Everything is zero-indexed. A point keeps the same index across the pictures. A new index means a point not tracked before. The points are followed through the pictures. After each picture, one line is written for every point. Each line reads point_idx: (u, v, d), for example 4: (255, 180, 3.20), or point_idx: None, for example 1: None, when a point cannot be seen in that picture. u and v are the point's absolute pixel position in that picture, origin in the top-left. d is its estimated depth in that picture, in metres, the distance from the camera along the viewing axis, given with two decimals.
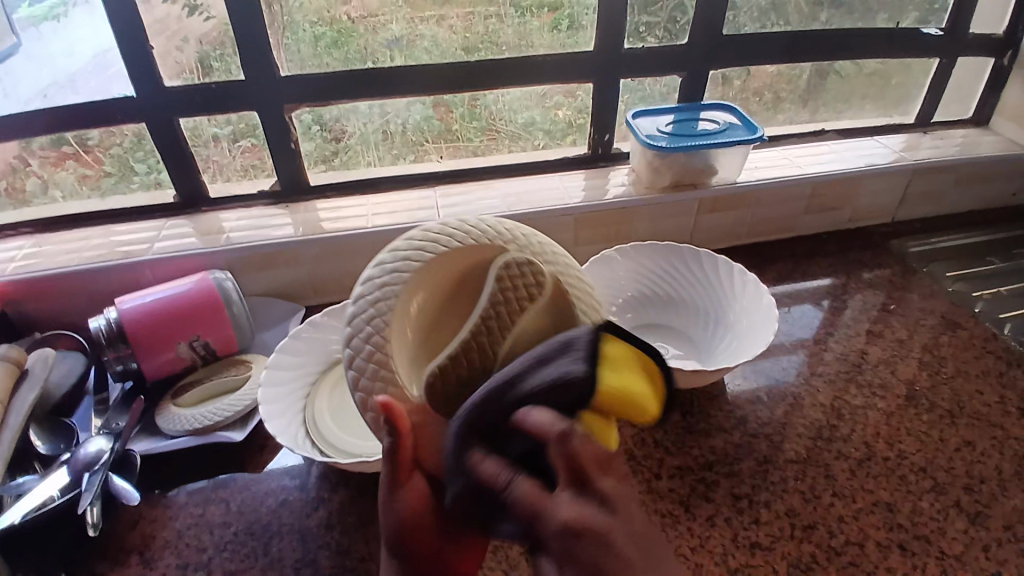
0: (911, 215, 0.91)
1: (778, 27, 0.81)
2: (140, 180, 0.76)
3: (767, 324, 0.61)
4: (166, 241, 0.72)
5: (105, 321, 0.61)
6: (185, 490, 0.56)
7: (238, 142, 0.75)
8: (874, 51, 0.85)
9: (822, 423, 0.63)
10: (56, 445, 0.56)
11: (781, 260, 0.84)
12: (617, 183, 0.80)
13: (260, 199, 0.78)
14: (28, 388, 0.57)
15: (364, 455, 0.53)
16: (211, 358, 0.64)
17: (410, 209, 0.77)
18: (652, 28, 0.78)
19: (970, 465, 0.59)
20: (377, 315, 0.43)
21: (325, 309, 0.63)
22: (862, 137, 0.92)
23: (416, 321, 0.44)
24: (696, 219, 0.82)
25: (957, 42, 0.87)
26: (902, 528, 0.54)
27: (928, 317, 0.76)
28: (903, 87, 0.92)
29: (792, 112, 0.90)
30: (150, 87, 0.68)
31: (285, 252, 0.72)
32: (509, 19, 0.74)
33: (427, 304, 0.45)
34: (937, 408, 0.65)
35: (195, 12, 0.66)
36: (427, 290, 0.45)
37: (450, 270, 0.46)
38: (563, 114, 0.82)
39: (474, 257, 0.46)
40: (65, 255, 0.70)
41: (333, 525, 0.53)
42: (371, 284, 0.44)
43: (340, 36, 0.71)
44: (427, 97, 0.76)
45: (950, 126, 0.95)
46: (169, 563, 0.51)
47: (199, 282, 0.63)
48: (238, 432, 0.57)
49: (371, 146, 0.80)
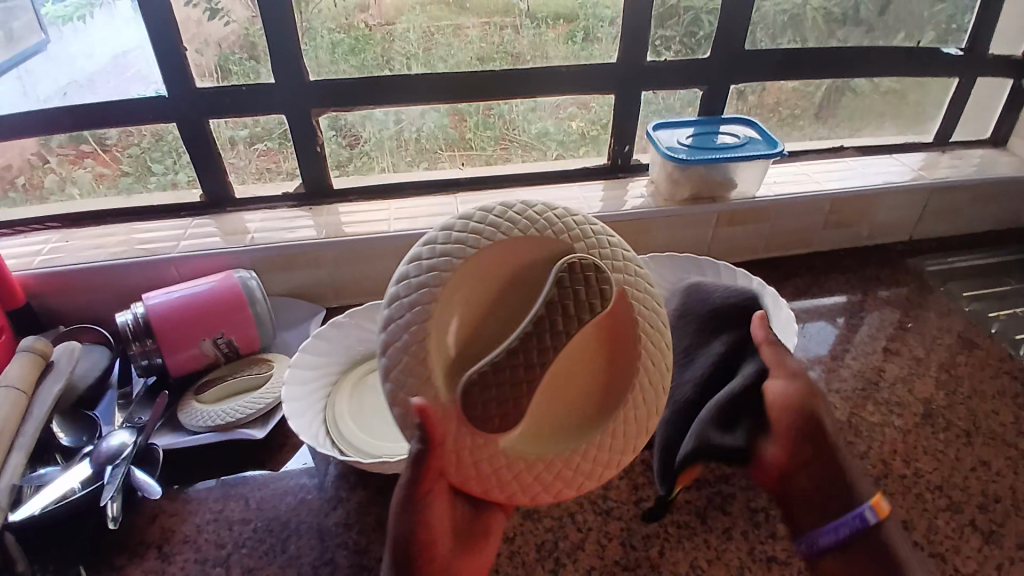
0: (927, 233, 0.92)
1: (794, 44, 0.82)
2: (157, 180, 0.77)
3: (789, 337, 0.62)
4: (190, 240, 0.73)
5: (132, 316, 0.62)
6: (204, 485, 0.57)
7: (256, 145, 0.76)
8: (892, 70, 0.86)
9: (838, 438, 0.63)
10: (79, 437, 0.57)
11: (797, 275, 0.85)
12: (636, 194, 0.81)
13: (281, 201, 0.79)
14: (53, 380, 0.58)
15: (384, 456, 0.54)
16: (233, 355, 0.64)
17: (427, 215, 0.77)
18: (668, 43, 0.79)
19: (985, 484, 0.59)
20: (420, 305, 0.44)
21: (348, 311, 0.64)
22: (879, 155, 0.92)
23: (461, 311, 0.45)
24: (714, 231, 0.82)
25: (975, 62, 0.87)
26: (918, 545, 0.54)
27: (944, 335, 0.76)
28: (920, 106, 0.92)
29: (810, 128, 0.91)
30: (176, 88, 0.69)
31: (307, 253, 0.73)
32: (525, 30, 0.75)
33: (472, 293, 0.46)
34: (953, 426, 0.65)
35: (216, 16, 0.68)
36: (477, 281, 0.46)
37: (503, 265, 0.46)
38: (577, 125, 0.83)
39: (532, 250, 0.47)
40: (90, 251, 0.72)
41: (351, 525, 0.54)
42: (417, 266, 0.45)
43: (358, 43, 0.72)
44: (443, 105, 0.77)
45: (966, 146, 0.95)
46: (188, 557, 0.52)
47: (224, 280, 0.64)
48: (259, 429, 0.58)
49: (386, 152, 0.81)
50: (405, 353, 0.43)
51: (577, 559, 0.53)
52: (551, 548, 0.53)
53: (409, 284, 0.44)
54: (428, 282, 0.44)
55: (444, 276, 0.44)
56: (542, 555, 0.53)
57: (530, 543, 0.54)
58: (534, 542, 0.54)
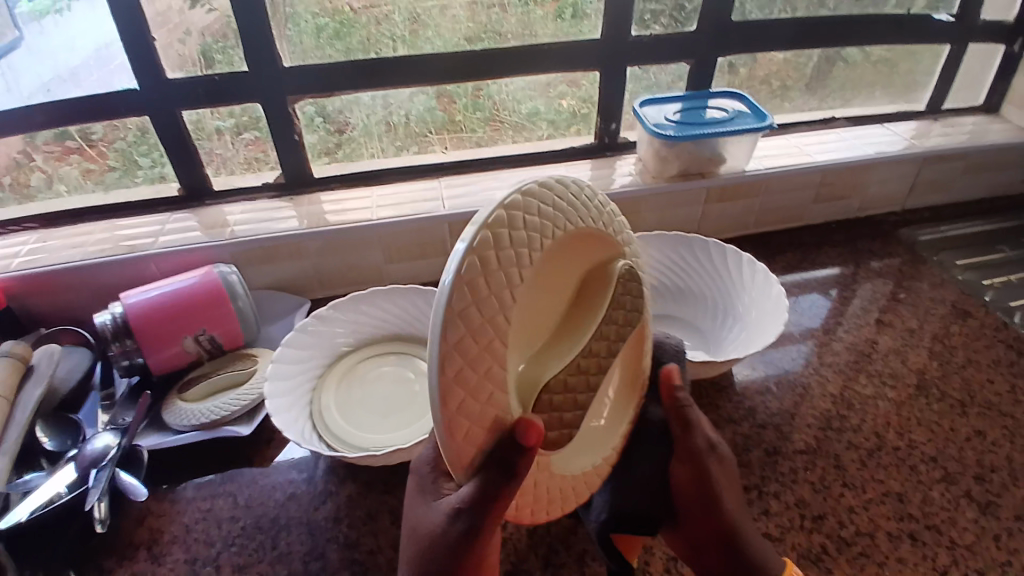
0: (921, 203, 0.90)
1: (786, 14, 0.80)
2: (144, 173, 0.75)
3: (777, 315, 0.61)
4: (170, 235, 0.71)
5: (110, 316, 0.60)
6: (191, 484, 0.56)
7: (241, 135, 0.75)
8: (885, 36, 0.84)
9: (832, 413, 0.62)
10: (63, 441, 0.56)
11: (789, 249, 0.83)
12: (623, 173, 0.80)
13: (263, 193, 0.78)
14: (34, 384, 0.57)
15: (371, 449, 0.53)
16: (217, 352, 0.63)
17: (414, 201, 0.76)
18: (657, 16, 0.77)
19: (981, 455, 0.58)
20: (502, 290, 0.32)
21: (330, 303, 0.62)
22: (872, 125, 0.90)
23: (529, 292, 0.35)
24: (703, 208, 0.81)
25: (969, 26, 0.85)
26: (913, 518, 0.54)
27: (939, 306, 0.75)
28: (913, 73, 0.90)
29: (801, 100, 0.89)
30: (153, 80, 0.67)
31: (289, 244, 0.72)
32: (512, 8, 0.73)
33: (540, 275, 0.35)
34: (948, 397, 0.64)
35: (197, 4, 0.66)
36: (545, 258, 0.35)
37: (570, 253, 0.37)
38: (567, 104, 0.81)
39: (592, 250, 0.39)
40: (71, 250, 0.70)
41: (341, 519, 0.53)
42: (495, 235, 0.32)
43: (342, 27, 0.70)
44: (431, 88, 0.75)
45: (961, 112, 0.93)
46: (178, 558, 0.51)
47: (204, 276, 0.63)
48: (245, 426, 0.57)
49: (374, 138, 0.79)
50: (477, 351, 0.32)
51: (569, 545, 0.52)
52: (542, 535, 0.53)
53: (488, 245, 0.32)
54: (523, 242, 0.33)
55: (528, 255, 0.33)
56: (534, 542, 0.52)
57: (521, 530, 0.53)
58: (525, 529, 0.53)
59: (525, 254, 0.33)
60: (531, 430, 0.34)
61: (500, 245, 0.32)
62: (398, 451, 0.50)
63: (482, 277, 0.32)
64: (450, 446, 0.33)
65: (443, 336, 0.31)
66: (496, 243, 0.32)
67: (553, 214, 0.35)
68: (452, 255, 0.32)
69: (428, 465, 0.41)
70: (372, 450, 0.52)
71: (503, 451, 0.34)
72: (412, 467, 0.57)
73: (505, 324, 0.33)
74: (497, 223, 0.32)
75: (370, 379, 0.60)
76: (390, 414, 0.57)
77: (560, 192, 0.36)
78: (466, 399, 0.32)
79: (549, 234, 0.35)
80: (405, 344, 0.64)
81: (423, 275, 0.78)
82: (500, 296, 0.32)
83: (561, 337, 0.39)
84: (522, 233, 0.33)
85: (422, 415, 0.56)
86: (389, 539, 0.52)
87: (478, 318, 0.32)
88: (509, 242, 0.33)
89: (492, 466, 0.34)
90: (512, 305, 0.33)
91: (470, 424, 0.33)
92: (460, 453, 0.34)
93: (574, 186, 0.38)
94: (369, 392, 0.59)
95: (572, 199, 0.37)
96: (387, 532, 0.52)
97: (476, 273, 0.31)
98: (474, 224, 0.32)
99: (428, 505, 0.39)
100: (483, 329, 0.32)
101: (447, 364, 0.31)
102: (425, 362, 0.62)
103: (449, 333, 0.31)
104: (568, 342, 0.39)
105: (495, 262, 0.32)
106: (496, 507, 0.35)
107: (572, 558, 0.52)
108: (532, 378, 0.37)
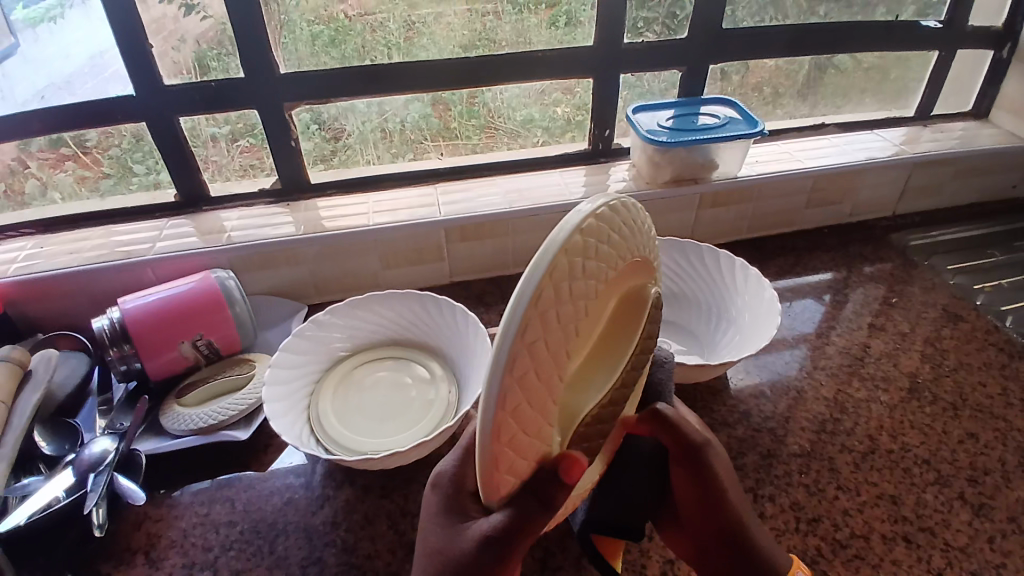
0: (911, 208, 0.91)
1: (777, 22, 0.81)
2: (139, 180, 0.76)
3: (771, 319, 0.61)
4: (167, 241, 0.72)
5: (108, 321, 0.61)
6: (189, 489, 0.56)
7: (237, 142, 0.75)
8: (874, 44, 0.85)
9: (825, 416, 0.63)
10: (61, 445, 0.57)
11: (782, 254, 0.84)
12: (618, 179, 0.80)
13: (260, 198, 0.78)
14: (31, 390, 0.57)
15: (370, 453, 0.53)
16: (214, 357, 0.64)
17: (410, 207, 0.76)
18: (650, 24, 0.78)
19: (973, 457, 0.59)
20: (566, 321, 0.31)
21: (328, 308, 0.62)
22: (862, 131, 0.92)
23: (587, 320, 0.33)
24: (697, 214, 0.81)
25: (956, 34, 0.87)
26: (907, 520, 0.54)
27: (930, 310, 0.76)
28: (902, 81, 0.92)
29: (792, 106, 0.90)
30: (150, 87, 0.68)
31: (287, 250, 0.72)
32: (507, 16, 0.74)
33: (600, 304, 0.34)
34: (940, 400, 0.65)
35: (192, 12, 0.66)
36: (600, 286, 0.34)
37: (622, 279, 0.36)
38: (562, 111, 0.82)
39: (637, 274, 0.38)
40: (67, 256, 0.70)
41: (339, 523, 0.53)
42: (566, 264, 0.31)
43: (337, 34, 0.71)
44: (426, 95, 0.76)
45: (949, 119, 0.95)
46: (175, 562, 0.51)
47: (202, 281, 0.63)
48: (242, 431, 0.57)
49: (369, 145, 0.80)
50: (535, 385, 0.31)
51: (566, 548, 0.53)
52: (540, 538, 0.53)
53: (564, 275, 0.30)
54: (590, 272, 0.32)
55: (591, 285, 0.32)
56: (532, 545, 0.53)
57: None
58: None
59: (592, 284, 0.32)
60: (575, 467, 0.34)
61: (573, 275, 0.31)
62: (397, 454, 0.50)
63: (551, 307, 0.30)
64: (492, 478, 0.33)
65: (507, 367, 0.30)
66: (569, 273, 0.31)
67: (616, 240, 0.34)
68: (524, 280, 0.30)
69: (445, 482, 0.41)
70: (371, 453, 0.52)
71: (543, 484, 0.34)
72: (410, 471, 0.57)
73: (563, 356, 0.32)
74: (575, 252, 0.31)
75: (367, 384, 0.60)
76: (389, 419, 0.57)
77: (625, 216, 0.35)
78: (515, 433, 0.32)
79: (612, 262, 0.34)
80: (403, 349, 0.64)
81: (420, 280, 0.79)
82: (563, 328, 0.31)
83: (597, 362, 0.37)
84: (590, 262, 0.32)
85: (419, 420, 0.57)
86: (387, 543, 0.52)
87: (541, 352, 0.31)
88: (581, 269, 0.31)
89: (530, 499, 0.35)
90: (573, 336, 0.32)
91: (514, 458, 0.33)
92: (499, 484, 0.34)
93: (631, 207, 0.36)
94: (368, 397, 0.59)
95: (629, 222, 0.36)
96: (386, 536, 0.52)
97: (547, 302, 0.30)
98: (545, 251, 0.30)
99: (448, 524, 0.39)
100: (543, 360, 0.31)
101: (506, 398, 0.30)
102: (423, 368, 0.62)
103: (514, 364, 0.30)
104: (607, 367, 0.37)
105: (563, 292, 0.31)
106: (529, 532, 0.36)
107: (570, 560, 0.52)
108: (571, 406, 0.36)
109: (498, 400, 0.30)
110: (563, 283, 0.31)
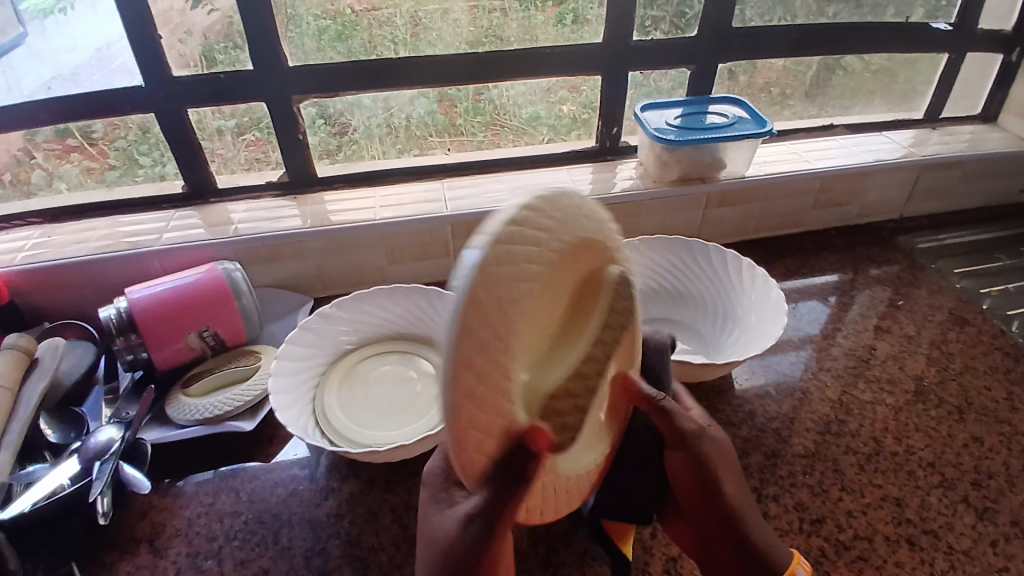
0: (918, 211, 0.91)
1: (787, 21, 0.81)
2: (145, 172, 0.76)
3: (777, 319, 0.61)
4: (173, 232, 0.72)
5: (115, 311, 0.61)
6: (194, 479, 0.57)
7: (243, 136, 0.75)
8: (883, 46, 0.85)
9: (830, 418, 0.63)
10: (67, 433, 0.57)
11: (788, 254, 0.84)
12: (624, 176, 0.80)
13: (266, 191, 0.78)
14: (38, 377, 0.58)
15: (374, 447, 0.53)
16: (220, 348, 0.64)
17: (415, 202, 0.76)
18: (658, 23, 0.78)
19: (978, 461, 0.59)
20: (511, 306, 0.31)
21: (334, 301, 0.63)
22: (870, 133, 0.91)
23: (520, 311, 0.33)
24: (704, 213, 0.81)
25: (966, 37, 0.86)
26: (911, 522, 0.54)
27: (936, 313, 0.76)
28: (911, 83, 0.92)
29: (800, 107, 0.90)
30: (157, 79, 0.68)
31: (294, 243, 0.72)
32: (514, 13, 0.74)
33: (547, 291, 0.34)
34: (945, 404, 0.65)
35: (200, 5, 0.66)
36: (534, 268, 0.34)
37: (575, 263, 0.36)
38: (568, 109, 0.82)
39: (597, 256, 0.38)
40: (73, 246, 0.71)
41: (342, 515, 0.54)
42: (498, 249, 0.30)
43: (344, 29, 0.71)
44: (432, 90, 0.76)
45: (958, 122, 0.94)
46: (180, 551, 0.52)
47: (209, 272, 0.63)
48: (248, 421, 0.58)
49: (375, 140, 0.80)
50: (490, 372, 0.30)
51: (569, 543, 0.53)
52: (543, 533, 0.53)
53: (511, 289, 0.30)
54: (530, 260, 0.31)
55: (531, 270, 0.32)
56: (535, 540, 0.53)
57: (522, 529, 0.54)
58: (526, 527, 0.54)
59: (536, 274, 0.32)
60: (539, 436, 0.34)
61: (512, 265, 0.30)
62: (401, 448, 0.50)
63: (493, 296, 0.30)
64: (463, 464, 0.32)
65: (456, 359, 0.29)
66: (507, 262, 0.30)
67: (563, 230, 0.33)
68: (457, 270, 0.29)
69: (439, 474, 0.42)
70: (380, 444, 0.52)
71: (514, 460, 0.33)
72: (414, 465, 0.57)
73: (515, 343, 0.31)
74: (508, 240, 0.30)
75: (373, 378, 0.60)
76: (393, 413, 0.57)
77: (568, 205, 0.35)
78: (478, 418, 0.31)
79: (561, 252, 0.33)
80: (408, 344, 0.64)
81: (425, 275, 0.79)
82: (511, 317, 0.31)
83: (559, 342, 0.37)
84: (530, 252, 0.31)
85: (423, 415, 0.57)
86: (390, 536, 0.52)
87: (490, 340, 0.30)
88: (519, 256, 0.31)
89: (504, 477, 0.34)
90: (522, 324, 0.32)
91: (482, 441, 0.32)
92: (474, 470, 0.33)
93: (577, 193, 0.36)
94: (372, 391, 0.59)
95: (576, 208, 0.35)
96: (389, 529, 0.53)
97: (487, 292, 0.29)
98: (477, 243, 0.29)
99: (440, 513, 0.40)
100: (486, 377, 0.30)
101: (462, 390, 0.29)
102: (428, 363, 0.62)
103: (462, 355, 0.29)
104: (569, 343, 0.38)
105: (501, 280, 0.30)
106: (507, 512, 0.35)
107: (572, 555, 0.52)
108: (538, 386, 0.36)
109: (451, 391, 0.29)
110: (494, 271, 0.30)
